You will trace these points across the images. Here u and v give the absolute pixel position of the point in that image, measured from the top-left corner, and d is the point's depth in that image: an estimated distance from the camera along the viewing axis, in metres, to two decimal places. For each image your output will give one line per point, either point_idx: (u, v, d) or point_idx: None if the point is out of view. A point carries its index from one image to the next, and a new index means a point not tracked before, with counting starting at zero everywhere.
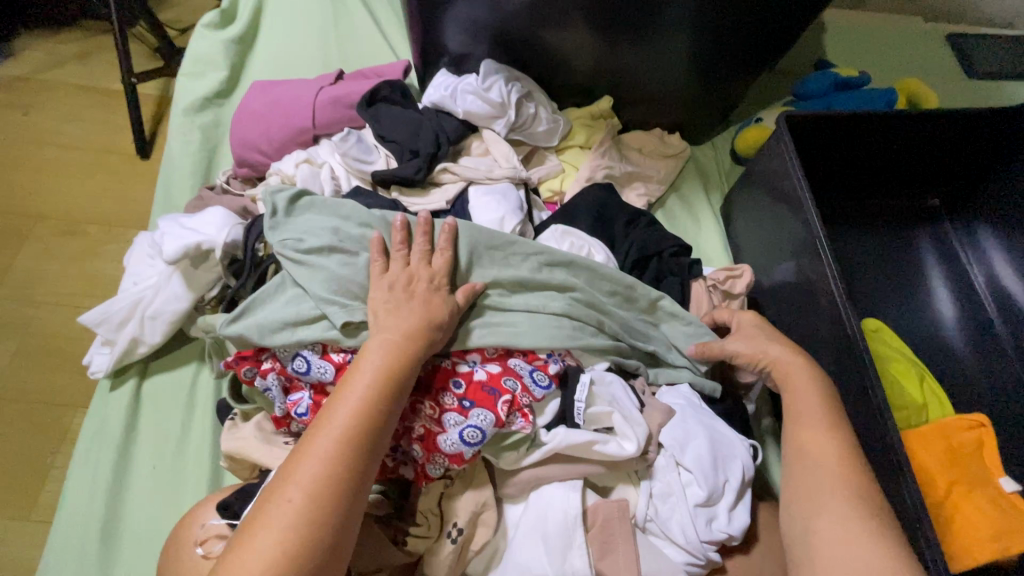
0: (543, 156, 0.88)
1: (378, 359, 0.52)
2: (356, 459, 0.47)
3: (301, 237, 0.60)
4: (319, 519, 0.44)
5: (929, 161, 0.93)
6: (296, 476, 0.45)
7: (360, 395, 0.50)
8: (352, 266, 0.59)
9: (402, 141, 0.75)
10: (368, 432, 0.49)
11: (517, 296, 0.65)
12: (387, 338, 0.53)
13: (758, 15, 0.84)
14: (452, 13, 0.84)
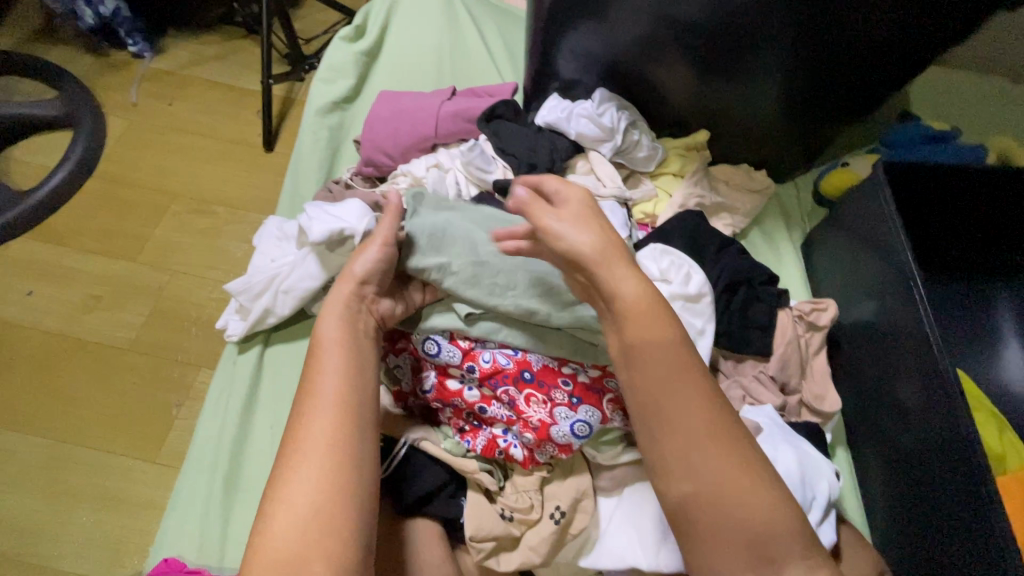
0: (638, 180, 0.94)
1: (334, 329, 0.56)
2: (350, 405, 0.53)
3: (440, 226, 0.66)
4: (336, 463, 0.50)
5: (1016, 219, 0.95)
6: (300, 439, 0.51)
7: (334, 364, 0.54)
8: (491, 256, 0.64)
9: (520, 155, 0.83)
10: (355, 383, 0.54)
11: None
12: (333, 315, 0.57)
13: (860, 62, 0.89)
14: (569, 43, 0.92)
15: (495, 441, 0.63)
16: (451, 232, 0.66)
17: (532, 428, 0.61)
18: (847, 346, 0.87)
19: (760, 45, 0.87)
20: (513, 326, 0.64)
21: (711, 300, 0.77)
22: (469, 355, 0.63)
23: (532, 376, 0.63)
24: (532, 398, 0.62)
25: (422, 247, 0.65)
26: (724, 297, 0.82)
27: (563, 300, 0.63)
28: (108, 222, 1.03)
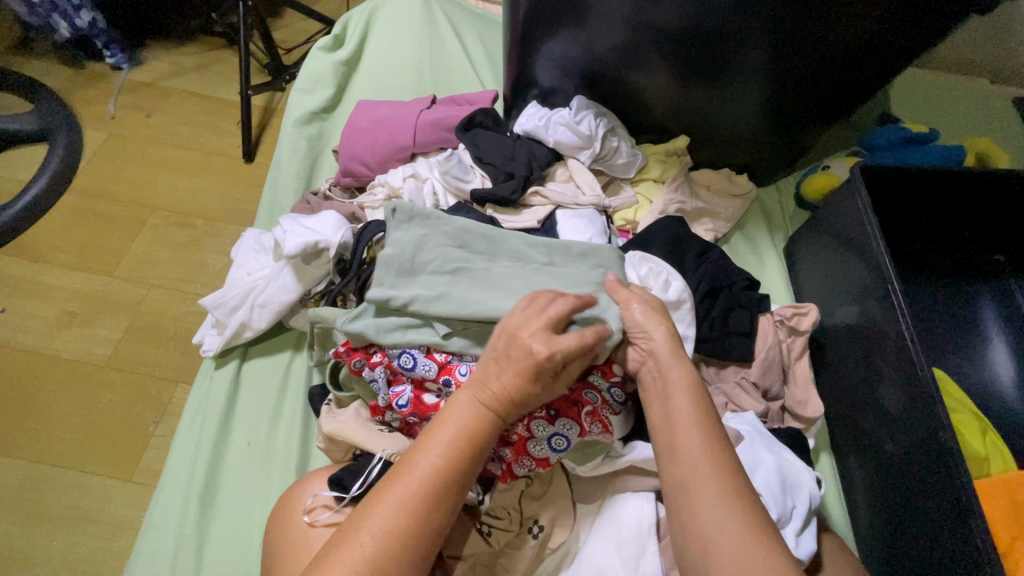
0: (618, 186, 0.94)
1: (465, 417, 0.53)
2: (442, 500, 0.50)
3: (413, 247, 0.65)
4: (421, 522, 0.49)
5: (996, 220, 0.95)
6: (402, 480, 0.50)
7: (441, 451, 0.51)
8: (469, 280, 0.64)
9: (498, 164, 0.81)
10: (452, 482, 0.50)
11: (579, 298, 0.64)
12: (467, 400, 0.53)
13: (838, 66, 0.89)
14: (547, 50, 0.92)
15: None
16: (423, 253, 0.65)
17: (509, 443, 0.61)
18: (829, 350, 0.87)
19: (738, 49, 0.87)
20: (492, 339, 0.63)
21: (690, 306, 0.77)
22: (446, 368, 0.62)
23: None
24: None
25: (396, 272, 0.64)
26: (704, 303, 0.81)
27: None
28: (85, 236, 1.03)
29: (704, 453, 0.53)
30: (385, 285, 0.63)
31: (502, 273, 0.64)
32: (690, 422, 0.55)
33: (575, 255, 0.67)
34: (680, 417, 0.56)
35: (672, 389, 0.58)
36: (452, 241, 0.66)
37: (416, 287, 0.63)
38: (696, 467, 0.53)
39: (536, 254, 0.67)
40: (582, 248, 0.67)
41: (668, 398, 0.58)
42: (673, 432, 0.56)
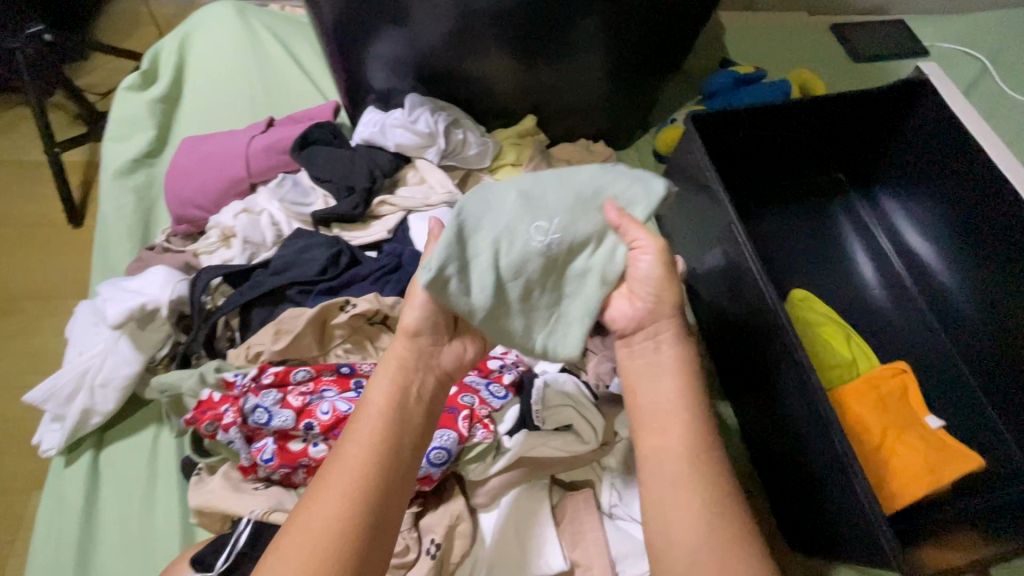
0: (478, 177, 0.92)
1: (382, 393, 0.52)
2: (377, 474, 0.49)
3: (492, 224, 0.53)
4: (347, 526, 0.46)
5: (828, 143, 1.02)
6: (312, 509, 0.47)
7: (367, 430, 0.50)
8: (533, 263, 0.53)
9: (338, 180, 0.77)
10: (384, 456, 0.50)
11: (576, 273, 0.55)
12: (386, 373, 0.53)
13: (663, 19, 0.90)
14: (374, 53, 0.88)
15: None
16: (492, 229, 0.53)
17: None
18: (705, 294, 0.91)
19: (568, 18, 0.86)
20: (562, 330, 0.56)
21: None
22: (306, 412, 0.58)
23: None
24: None
25: (469, 251, 0.52)
26: None
27: (575, 304, 0.56)
28: None
29: (685, 459, 0.51)
30: (474, 267, 0.52)
31: (568, 263, 0.55)
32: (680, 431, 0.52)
33: (584, 213, 0.54)
34: (661, 419, 0.53)
35: (664, 370, 0.55)
36: (528, 216, 0.53)
37: (493, 277, 0.52)
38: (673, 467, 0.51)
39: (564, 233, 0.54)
40: (578, 208, 0.55)
41: (647, 385, 0.55)
42: (647, 432, 0.54)
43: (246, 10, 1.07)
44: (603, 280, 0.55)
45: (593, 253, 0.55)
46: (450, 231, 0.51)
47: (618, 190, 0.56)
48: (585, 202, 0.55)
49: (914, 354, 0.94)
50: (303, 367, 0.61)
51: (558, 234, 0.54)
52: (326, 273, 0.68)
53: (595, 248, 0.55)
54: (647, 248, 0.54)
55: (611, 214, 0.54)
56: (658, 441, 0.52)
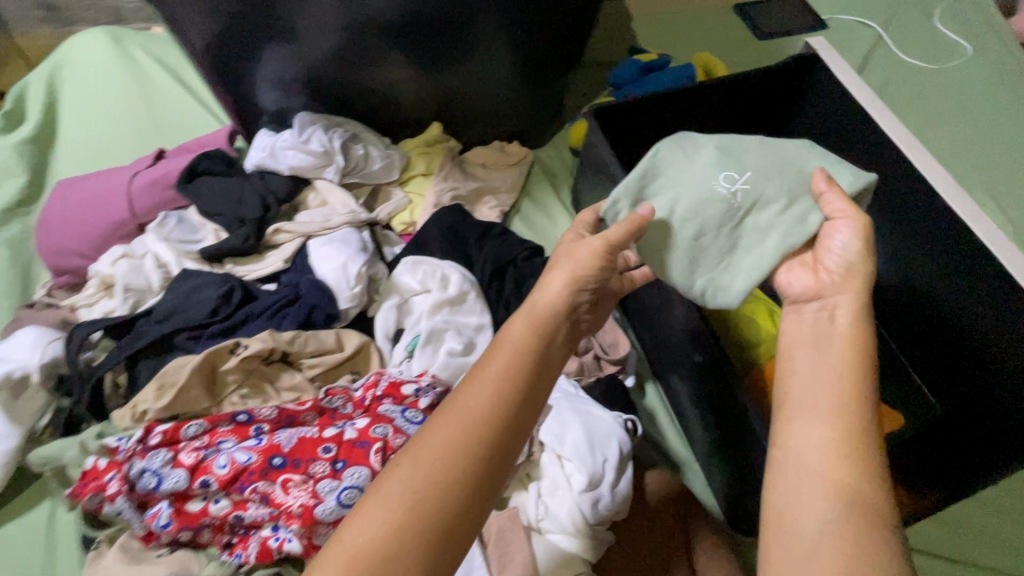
0: (388, 191, 0.89)
1: (516, 337, 0.49)
2: (502, 416, 0.44)
3: (673, 178, 0.58)
4: (450, 473, 0.41)
5: (736, 122, 1.01)
6: (420, 447, 0.42)
7: (494, 375, 0.46)
8: (703, 209, 0.56)
9: (228, 212, 0.73)
10: (510, 402, 0.45)
11: (737, 233, 0.56)
12: (521, 322, 0.50)
13: (563, 10, 0.89)
14: (260, 76, 0.85)
15: (267, 544, 0.54)
16: (689, 171, 0.58)
17: (295, 517, 0.54)
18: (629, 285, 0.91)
19: (466, 17, 0.84)
20: (720, 282, 0.56)
21: (474, 294, 0.75)
22: (201, 468, 0.54)
23: (284, 459, 0.56)
24: (289, 483, 0.55)
25: (632, 192, 0.58)
26: (495, 287, 0.80)
27: (729, 258, 0.56)
28: None
29: (833, 424, 0.44)
30: (667, 194, 0.58)
31: (722, 216, 0.56)
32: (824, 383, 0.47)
33: (793, 182, 0.56)
34: (831, 384, 0.46)
35: (835, 338, 0.48)
36: (728, 166, 0.57)
37: (672, 215, 0.57)
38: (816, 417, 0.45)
39: (767, 192, 0.56)
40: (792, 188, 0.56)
41: (815, 354, 0.48)
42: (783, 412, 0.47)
43: (122, 36, 1.00)
44: (790, 246, 0.53)
45: (776, 215, 0.55)
46: (636, 172, 0.58)
47: (822, 165, 0.58)
48: (772, 170, 0.57)
49: None
50: (195, 422, 0.56)
51: (738, 198, 0.56)
52: (218, 314, 0.64)
53: (761, 209, 0.56)
54: (843, 223, 0.52)
55: (816, 183, 0.55)
56: (828, 402, 0.45)
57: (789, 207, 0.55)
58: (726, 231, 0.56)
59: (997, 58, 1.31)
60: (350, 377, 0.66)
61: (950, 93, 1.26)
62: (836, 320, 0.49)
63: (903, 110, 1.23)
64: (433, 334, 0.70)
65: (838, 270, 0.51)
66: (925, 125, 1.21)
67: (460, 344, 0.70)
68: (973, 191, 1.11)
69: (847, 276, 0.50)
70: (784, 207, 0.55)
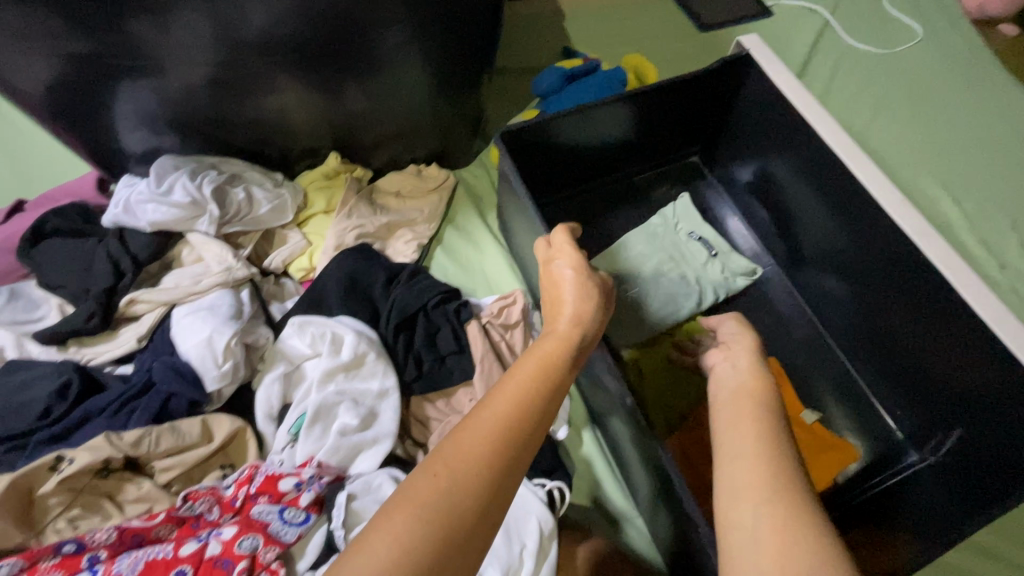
0: (282, 235, 0.79)
1: (547, 350, 0.47)
2: (533, 420, 0.41)
3: (662, 234, 0.95)
4: (476, 484, 0.36)
5: (666, 131, 0.95)
6: (449, 460, 0.37)
7: (522, 381, 0.44)
8: (664, 260, 0.92)
9: (73, 284, 0.62)
10: (539, 409, 0.42)
11: (679, 285, 0.90)
12: (552, 340, 0.49)
13: (477, 18, 0.78)
14: (117, 113, 0.74)
15: None
16: (671, 236, 0.95)
17: None
18: None
19: (363, 35, 0.72)
20: (655, 304, 0.89)
21: (373, 356, 0.65)
22: None
23: None
24: None
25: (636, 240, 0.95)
26: (402, 340, 0.71)
27: (672, 293, 0.89)
28: None
29: (754, 423, 0.46)
30: (645, 241, 0.94)
31: (674, 267, 0.92)
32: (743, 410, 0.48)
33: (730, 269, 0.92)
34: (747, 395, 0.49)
35: (740, 365, 0.55)
36: (697, 238, 0.94)
37: (644, 254, 0.93)
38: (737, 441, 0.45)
39: (714, 267, 0.92)
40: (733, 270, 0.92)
41: (729, 385, 0.52)
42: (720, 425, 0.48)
43: None
44: (698, 299, 0.89)
45: (705, 282, 0.90)
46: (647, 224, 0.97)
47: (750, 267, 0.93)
48: (727, 257, 0.93)
49: (781, 341, 0.91)
50: (7, 560, 0.46)
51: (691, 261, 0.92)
52: (50, 415, 0.54)
53: (700, 273, 0.91)
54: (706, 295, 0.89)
55: (734, 273, 0.92)
56: (738, 410, 0.48)
57: (722, 275, 0.91)
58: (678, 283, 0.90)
59: (947, 40, 1.25)
60: (220, 473, 0.57)
61: (900, 80, 1.19)
62: (730, 357, 0.56)
63: (852, 100, 1.16)
64: (321, 410, 0.61)
65: (728, 329, 0.62)
66: (875, 115, 1.14)
67: (353, 420, 0.61)
68: (927, 185, 1.05)
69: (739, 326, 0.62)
70: (719, 279, 0.91)
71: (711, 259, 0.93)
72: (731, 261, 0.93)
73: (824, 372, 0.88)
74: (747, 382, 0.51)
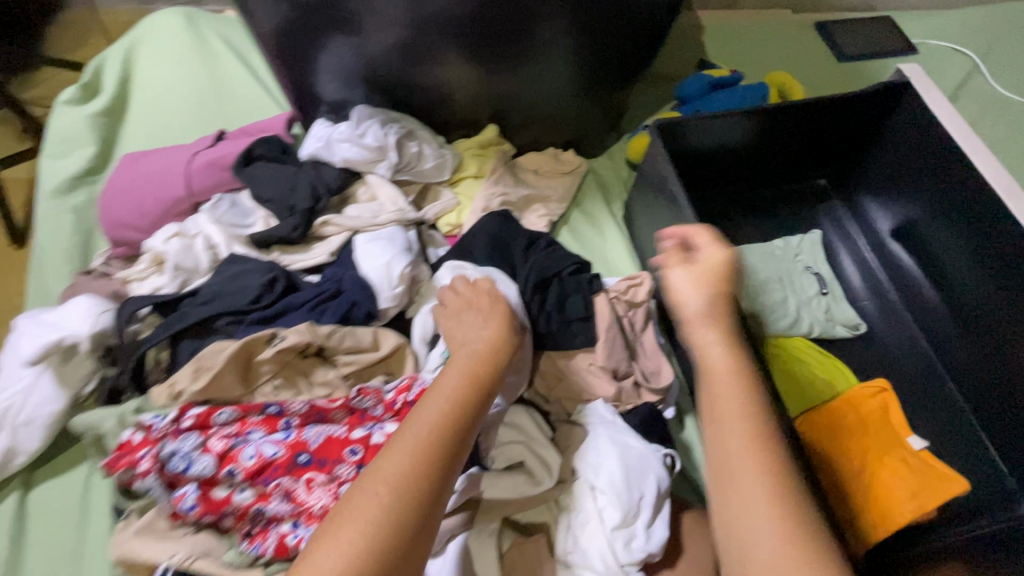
0: (437, 191, 0.88)
1: (458, 375, 0.55)
2: (446, 439, 0.49)
3: (780, 259, 0.95)
4: (410, 498, 0.45)
5: (801, 151, 0.98)
6: (386, 480, 0.45)
7: (442, 404, 0.52)
8: (767, 277, 0.92)
9: (279, 200, 0.73)
10: (452, 429, 0.50)
11: (776, 305, 0.90)
12: (466, 363, 0.56)
13: (636, 23, 0.85)
14: (322, 65, 0.84)
15: (285, 540, 0.53)
16: (787, 265, 0.94)
17: (315, 517, 0.53)
18: (676, 308, 0.87)
19: (528, 24, 0.81)
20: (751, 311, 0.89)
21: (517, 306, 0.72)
22: (228, 456, 0.55)
23: (309, 457, 0.56)
24: (313, 482, 0.54)
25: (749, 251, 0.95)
26: (537, 299, 0.77)
27: (767, 305, 0.90)
28: None
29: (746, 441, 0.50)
30: (757, 253, 0.95)
31: (777, 286, 0.91)
32: (738, 412, 0.52)
33: (832, 315, 0.91)
34: (738, 407, 0.52)
35: (721, 370, 0.55)
36: (814, 275, 0.94)
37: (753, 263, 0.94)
38: (738, 444, 0.50)
39: (817, 306, 0.91)
40: (837, 317, 0.91)
41: (712, 390, 0.54)
42: (717, 438, 0.51)
43: (197, 19, 1.02)
44: (793, 322, 0.89)
45: (800, 313, 0.90)
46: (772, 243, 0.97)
47: (847, 315, 0.91)
48: (835, 302, 0.92)
49: (894, 369, 0.90)
50: (227, 408, 0.58)
51: (797, 295, 0.91)
52: (260, 301, 0.64)
53: (801, 306, 0.90)
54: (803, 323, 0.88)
55: (839, 320, 0.90)
56: (729, 425, 0.51)
57: (829, 317, 0.91)
58: (778, 302, 0.90)
59: None
60: (383, 379, 0.65)
61: None
62: (708, 350, 0.56)
63: (995, 147, 1.13)
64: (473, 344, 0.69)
65: (687, 300, 0.59)
66: (1019, 164, 1.11)
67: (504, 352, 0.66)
68: None
69: (699, 283, 0.60)
70: (818, 321, 0.89)
71: (820, 295, 0.92)
72: (835, 309, 0.91)
73: (939, 407, 0.86)
74: (734, 391, 0.53)
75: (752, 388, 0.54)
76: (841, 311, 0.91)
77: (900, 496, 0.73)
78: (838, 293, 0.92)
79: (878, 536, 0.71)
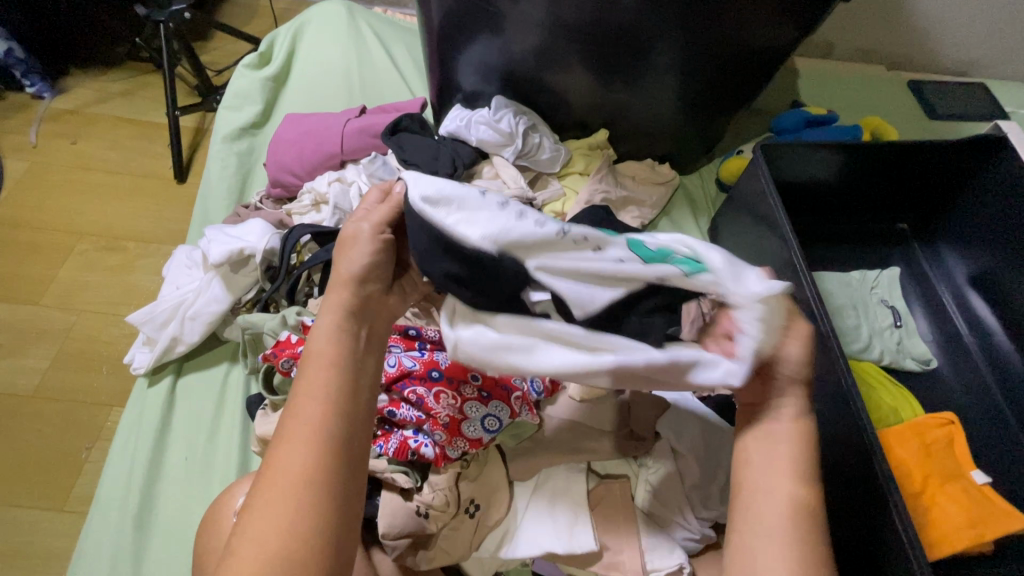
0: (546, 181, 0.98)
1: (327, 335, 0.50)
2: (339, 402, 0.47)
3: (860, 289, 0.99)
4: (313, 474, 0.44)
5: (888, 193, 1.04)
6: (277, 474, 0.44)
7: (316, 378, 0.48)
8: (845, 303, 0.96)
9: (423, 165, 0.86)
10: (341, 394, 0.48)
11: (850, 330, 0.94)
12: (334, 316, 0.51)
13: (750, 58, 0.93)
14: (466, 58, 0.96)
15: (406, 443, 0.62)
16: (865, 298, 0.98)
17: (442, 425, 0.62)
18: None
19: (653, 46, 0.90)
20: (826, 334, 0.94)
21: None
22: None
23: (439, 373, 0.64)
24: (441, 394, 0.63)
25: (830, 277, 0.99)
26: None
27: (843, 330, 0.93)
28: (10, 267, 1.03)
29: (790, 509, 0.47)
30: (835, 279, 0.99)
31: (853, 314, 0.95)
32: (777, 474, 0.49)
33: (902, 349, 0.94)
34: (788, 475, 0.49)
35: (777, 446, 0.50)
36: (889, 307, 0.98)
37: (833, 289, 0.98)
38: (775, 504, 0.47)
39: (889, 339, 0.95)
40: (906, 350, 0.95)
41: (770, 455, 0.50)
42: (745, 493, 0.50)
43: (355, 10, 1.18)
44: (866, 348, 0.93)
45: (872, 341, 0.94)
46: (856, 273, 1.01)
47: (916, 351, 0.95)
48: (908, 337, 0.96)
49: (958, 410, 0.93)
50: None
51: (873, 327, 0.95)
52: None
53: (876, 335, 0.95)
54: (875, 351, 0.93)
55: (912, 356, 0.95)
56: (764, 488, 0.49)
57: (902, 350, 0.94)
58: (854, 329, 0.94)
59: None
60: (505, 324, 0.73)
61: None
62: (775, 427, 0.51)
63: None
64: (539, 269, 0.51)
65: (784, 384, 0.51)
66: None
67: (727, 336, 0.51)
68: None
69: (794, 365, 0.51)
70: (889, 353, 0.93)
71: (893, 328, 0.96)
72: (905, 344, 0.95)
73: (1005, 452, 0.88)
74: (783, 463, 0.49)
75: (800, 466, 0.49)
76: (913, 345, 0.95)
77: (960, 523, 0.74)
78: (911, 327, 0.96)
79: (934, 556, 0.74)
